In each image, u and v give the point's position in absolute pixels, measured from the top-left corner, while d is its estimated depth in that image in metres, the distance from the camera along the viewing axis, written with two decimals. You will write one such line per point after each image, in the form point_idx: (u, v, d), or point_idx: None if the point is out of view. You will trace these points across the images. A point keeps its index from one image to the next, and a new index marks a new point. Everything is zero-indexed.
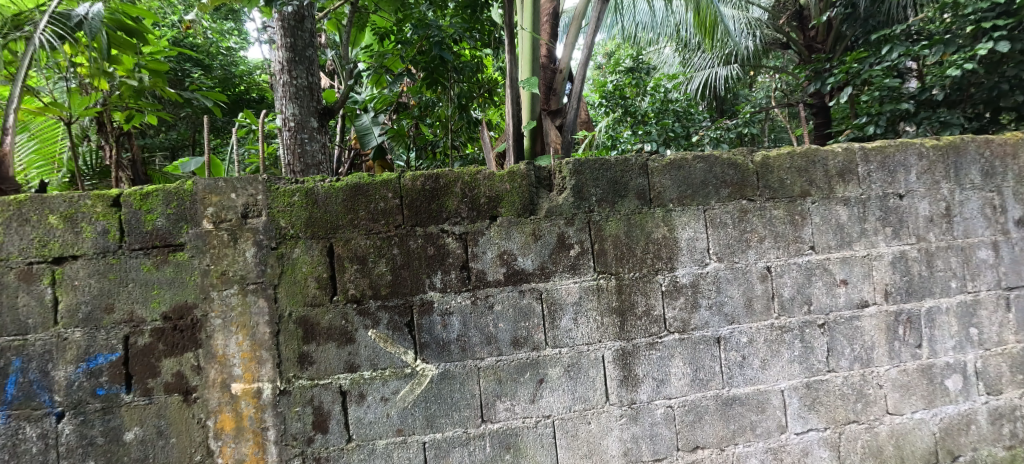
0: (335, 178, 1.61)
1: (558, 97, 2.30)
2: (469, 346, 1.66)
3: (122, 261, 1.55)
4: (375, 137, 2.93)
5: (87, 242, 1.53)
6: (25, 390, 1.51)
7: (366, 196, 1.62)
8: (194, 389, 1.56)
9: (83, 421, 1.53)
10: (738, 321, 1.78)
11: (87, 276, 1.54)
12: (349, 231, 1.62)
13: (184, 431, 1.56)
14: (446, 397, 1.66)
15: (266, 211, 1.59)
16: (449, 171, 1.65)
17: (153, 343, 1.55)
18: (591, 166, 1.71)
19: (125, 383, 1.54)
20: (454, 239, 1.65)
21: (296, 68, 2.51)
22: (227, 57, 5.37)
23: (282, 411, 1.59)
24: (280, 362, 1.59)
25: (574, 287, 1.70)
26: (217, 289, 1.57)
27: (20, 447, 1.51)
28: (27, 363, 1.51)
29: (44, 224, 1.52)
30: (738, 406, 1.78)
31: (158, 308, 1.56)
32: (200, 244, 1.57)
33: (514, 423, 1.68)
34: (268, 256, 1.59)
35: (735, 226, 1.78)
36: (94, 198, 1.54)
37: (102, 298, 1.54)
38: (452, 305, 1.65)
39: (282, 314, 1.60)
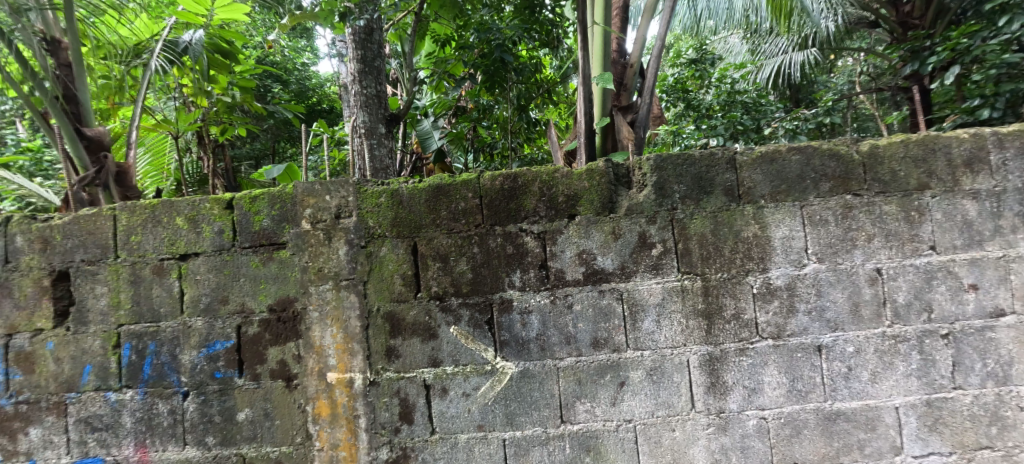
0: (418, 179, 1.68)
1: (629, 93, 2.22)
2: (549, 345, 1.66)
3: (235, 258, 1.72)
4: (435, 141, 3.08)
5: (206, 241, 1.72)
6: (158, 371, 1.72)
7: (447, 195, 1.68)
8: (296, 376, 1.70)
9: (204, 401, 1.71)
10: (842, 328, 1.62)
11: (206, 270, 1.72)
12: (432, 230, 1.68)
13: (288, 415, 1.71)
14: (526, 396, 1.67)
15: (356, 212, 1.70)
16: (527, 170, 1.66)
17: (261, 333, 1.71)
18: (673, 161, 1.64)
19: (238, 368, 1.71)
20: (533, 238, 1.66)
21: (365, 78, 2.64)
22: (302, 72, 5.88)
23: (372, 401, 1.69)
24: (369, 355, 1.69)
25: (656, 288, 1.64)
26: (315, 285, 1.70)
27: (156, 422, 1.72)
28: (160, 347, 1.72)
29: (172, 225, 1.73)
30: (842, 422, 1.62)
31: (265, 300, 1.71)
32: (300, 242, 1.70)
33: (595, 425, 1.65)
34: (359, 254, 1.70)
35: (838, 224, 1.62)
36: (212, 202, 1.73)
37: (219, 290, 1.72)
38: (532, 304, 1.66)
39: (371, 308, 1.69)
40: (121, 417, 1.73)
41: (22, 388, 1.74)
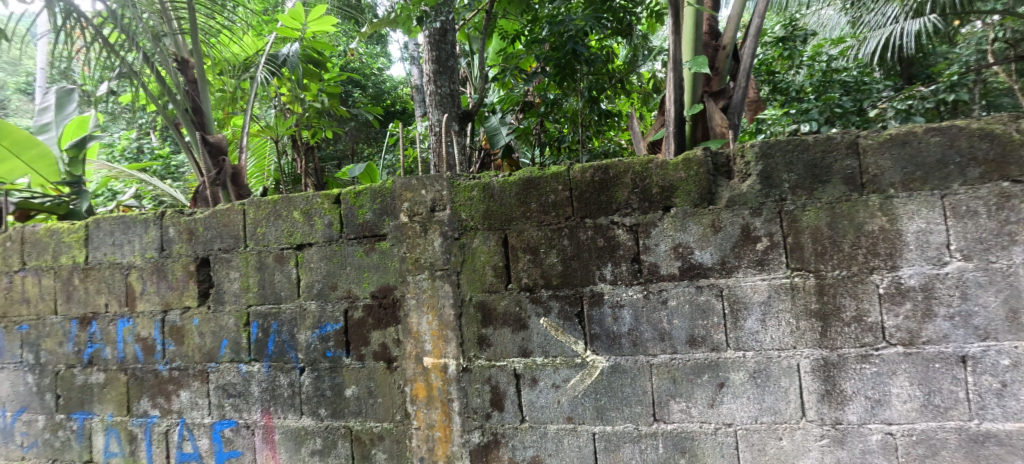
0: (508, 173, 1.69)
1: (721, 77, 2.05)
2: (641, 341, 1.60)
3: (342, 248, 1.85)
4: (503, 137, 3.20)
5: (318, 232, 1.87)
6: (280, 347, 1.92)
7: (536, 188, 1.67)
8: (396, 359, 1.81)
9: (317, 377, 1.88)
10: (996, 338, 1.37)
11: (318, 259, 1.87)
12: (522, 222, 1.68)
13: (389, 394, 1.82)
14: (617, 390, 1.63)
15: (450, 205, 1.75)
16: (619, 161, 1.60)
17: (364, 317, 1.83)
18: (782, 147, 1.49)
19: (346, 349, 1.85)
20: (625, 230, 1.60)
21: (439, 78, 2.81)
22: (375, 76, 6.65)
23: (465, 386, 1.74)
24: (462, 342, 1.74)
25: (761, 285, 1.50)
26: (412, 274, 1.78)
27: (278, 393, 1.92)
28: (281, 326, 1.92)
29: (291, 218, 1.91)
30: (993, 446, 1.39)
31: (368, 287, 1.83)
32: (399, 234, 1.79)
33: (690, 426, 1.57)
34: (452, 246, 1.75)
35: (992, 216, 1.37)
36: (323, 197, 1.87)
37: (329, 278, 1.87)
38: (623, 298, 1.61)
39: (464, 297, 1.74)
40: (251, 386, 1.96)
41: (176, 356, 2.06)
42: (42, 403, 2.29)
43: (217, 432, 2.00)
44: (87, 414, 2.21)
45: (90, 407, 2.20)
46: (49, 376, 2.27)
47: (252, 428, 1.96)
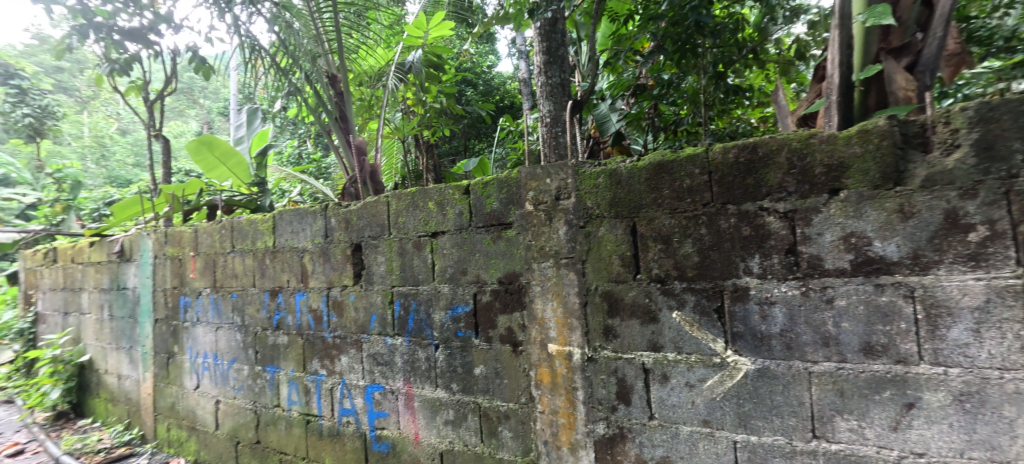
0: (638, 158, 1.76)
1: (906, 27, 1.68)
2: (798, 344, 1.50)
3: (471, 235, 2.16)
4: (612, 124, 3.32)
5: (450, 220, 2.23)
6: (417, 326, 2.36)
7: (669, 170, 1.70)
8: (521, 343, 2.02)
9: (450, 352, 2.23)
10: None
11: (450, 246, 2.23)
12: (652, 210, 1.73)
13: (515, 374, 2.04)
14: (765, 399, 1.54)
15: (575, 193, 1.88)
16: (770, 139, 1.55)
17: (492, 301, 2.10)
18: (1011, 108, 1.28)
19: (474, 330, 2.15)
20: (778, 218, 1.53)
21: (550, 69, 3.41)
22: (484, 76, 6.84)
23: (589, 376, 1.84)
24: (587, 332, 1.85)
25: (974, 285, 1.29)
26: (537, 261, 1.96)
27: (415, 362, 2.37)
28: (420, 306, 2.34)
29: (428, 207, 2.32)
30: None
31: (495, 273, 2.09)
32: (525, 222, 2.00)
33: (862, 449, 1.42)
34: (578, 234, 1.88)
35: None
36: (453, 188, 2.22)
37: (460, 264, 2.20)
38: (774, 295, 1.54)
39: (590, 287, 1.85)
40: (396, 355, 2.44)
41: (336, 326, 2.73)
42: (246, 355, 3.29)
43: (366, 392, 2.58)
44: (276, 367, 3.08)
45: (280, 362, 3.05)
46: (253, 336, 3.22)
47: (395, 392, 2.46)
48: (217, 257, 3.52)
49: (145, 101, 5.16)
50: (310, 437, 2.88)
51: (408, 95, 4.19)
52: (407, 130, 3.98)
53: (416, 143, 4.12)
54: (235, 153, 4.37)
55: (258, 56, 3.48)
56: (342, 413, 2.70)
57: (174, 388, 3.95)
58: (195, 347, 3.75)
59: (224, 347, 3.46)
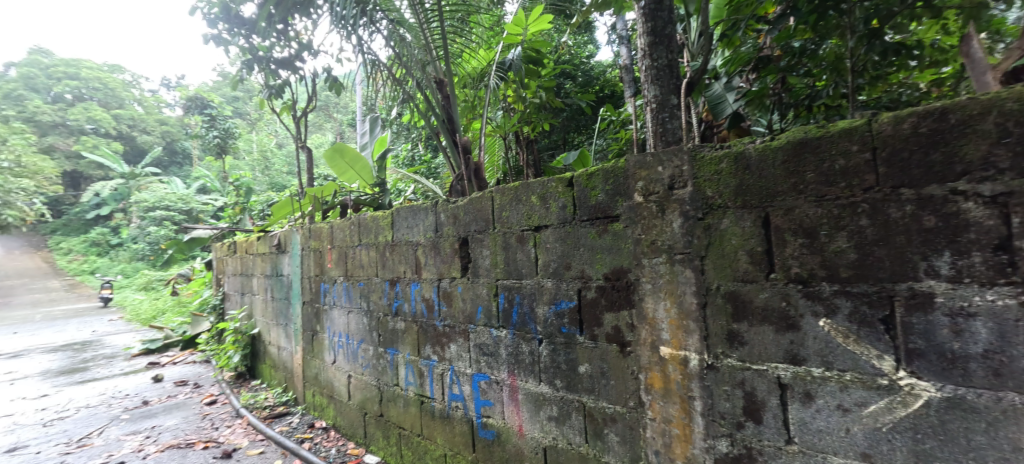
0: (773, 140, 2.06)
1: None
2: (1010, 367, 1.62)
3: (572, 228, 2.90)
4: (728, 105, 3.20)
5: (549, 214, 3.07)
6: (517, 321, 3.36)
7: (812, 146, 1.96)
8: (628, 344, 2.63)
9: (554, 348, 3.08)
10: None
11: (551, 241, 3.07)
12: (793, 200, 2.00)
13: (619, 371, 2.68)
14: (953, 435, 1.71)
15: (690, 178, 2.29)
16: (958, 104, 1.70)
17: (596, 296, 2.80)
18: None
19: (577, 328, 2.92)
20: (981, 205, 1.65)
21: (656, 51, 3.02)
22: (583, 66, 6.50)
23: (709, 386, 2.24)
24: (707, 335, 2.25)
25: None
26: (647, 254, 2.44)
27: (518, 352, 3.34)
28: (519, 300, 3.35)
29: (528, 201, 3.24)
30: None
31: (599, 269, 2.78)
32: (634, 213, 2.52)
33: None
34: (696, 224, 2.27)
35: None
36: (556, 182, 3.02)
37: (560, 258, 3.02)
38: (977, 305, 1.66)
39: (709, 285, 2.24)
40: (501, 346, 3.50)
41: (446, 314, 4.09)
42: (372, 337, 5.17)
43: (476, 381, 3.75)
44: (395, 349, 4.80)
45: (399, 345, 4.75)
46: (378, 319, 5.05)
47: (500, 385, 3.53)
48: (349, 250, 5.56)
49: (296, 118, 7.38)
50: (424, 413, 4.40)
51: (507, 94, 5.00)
52: (507, 127, 4.92)
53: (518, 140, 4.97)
54: (360, 159, 6.25)
55: (381, 70, 4.68)
56: (454, 397, 4.01)
57: (318, 361, 6.25)
58: (333, 327, 5.91)
59: (355, 329, 5.46)
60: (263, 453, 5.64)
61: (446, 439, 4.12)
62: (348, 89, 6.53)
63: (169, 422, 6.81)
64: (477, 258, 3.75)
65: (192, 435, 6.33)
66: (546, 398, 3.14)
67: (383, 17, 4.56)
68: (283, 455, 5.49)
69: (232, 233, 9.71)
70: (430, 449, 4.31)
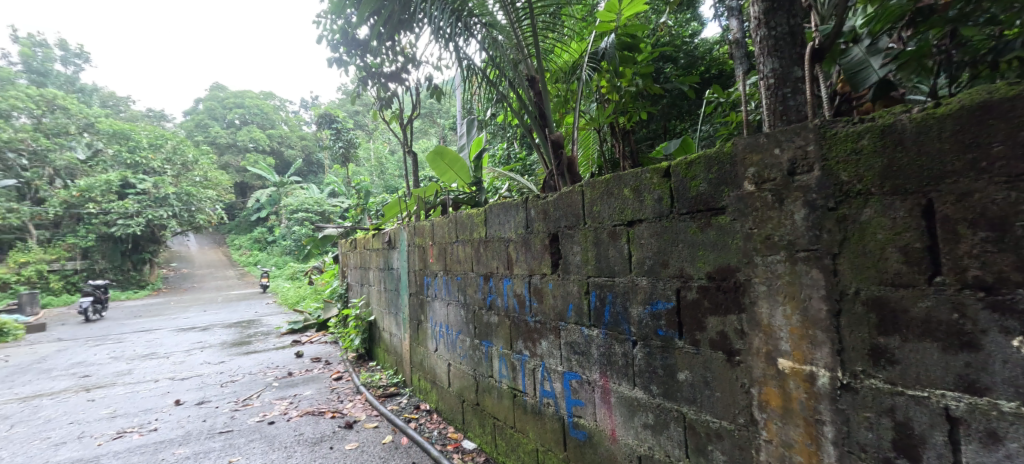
0: (937, 104, 1.90)
1: None
2: None
3: (672, 222, 2.97)
4: (875, 71, 2.75)
5: (647, 209, 3.13)
6: (614, 322, 3.39)
7: (1001, 109, 1.77)
8: (738, 352, 2.65)
9: (648, 351, 3.15)
10: None
11: (648, 236, 3.13)
12: (967, 178, 1.83)
13: (725, 382, 2.72)
14: None
15: (816, 162, 2.17)
16: None
17: (699, 299, 2.83)
18: None
19: (678, 332, 2.96)
20: None
21: (774, 18, 2.58)
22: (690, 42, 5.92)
23: (846, 410, 2.11)
24: (842, 350, 2.12)
25: None
26: (763, 254, 2.34)
27: (611, 352, 3.42)
28: (615, 299, 3.38)
29: (623, 196, 3.29)
30: None
31: (704, 267, 2.80)
32: (747, 206, 2.42)
33: None
34: (829, 218, 2.13)
35: None
36: (654, 174, 3.07)
37: (659, 256, 3.07)
38: None
39: (846, 294, 2.09)
40: (593, 345, 3.57)
41: (537, 310, 4.11)
42: (468, 328, 5.15)
43: (567, 379, 3.82)
44: (490, 343, 4.78)
45: (493, 338, 4.72)
46: (473, 312, 5.04)
47: (592, 385, 3.61)
48: (447, 246, 5.53)
49: (402, 124, 7.67)
50: (517, 407, 4.41)
51: (603, 84, 4.65)
52: (603, 119, 4.40)
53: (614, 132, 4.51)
54: (459, 160, 6.19)
55: (475, 73, 4.83)
56: (545, 394, 4.07)
57: (421, 349, 6.39)
58: (434, 318, 5.96)
59: (453, 320, 5.47)
60: (377, 428, 5.93)
61: (539, 434, 4.14)
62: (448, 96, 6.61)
63: (307, 391, 7.47)
64: (567, 254, 3.78)
65: (323, 405, 6.87)
66: (641, 403, 3.22)
67: (475, 22, 4.68)
68: (393, 432, 5.73)
69: (353, 228, 10.35)
70: (522, 442, 4.35)
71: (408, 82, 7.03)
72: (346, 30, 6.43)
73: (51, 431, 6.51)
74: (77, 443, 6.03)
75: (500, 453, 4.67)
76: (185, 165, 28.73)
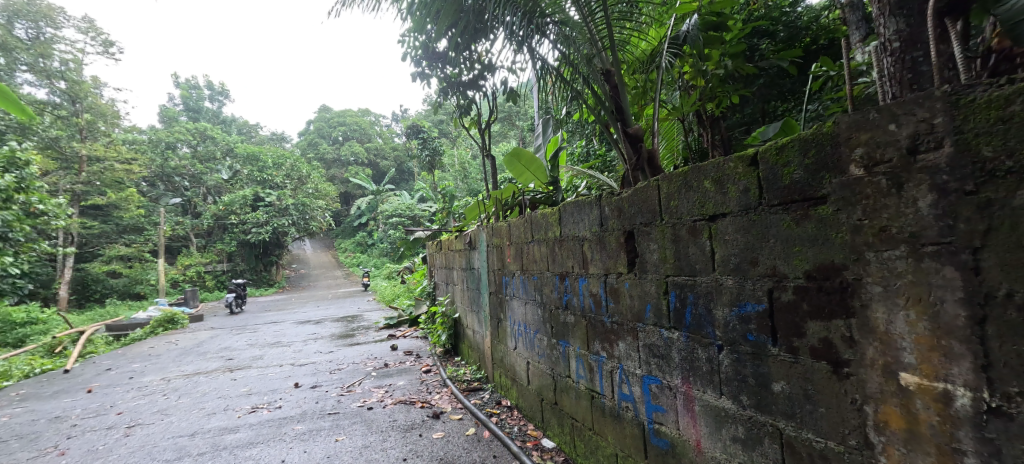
0: None
1: None
2: None
3: (761, 215, 2.60)
4: None
5: (732, 202, 2.77)
6: (697, 325, 3.05)
7: None
8: (847, 363, 2.27)
9: (736, 358, 2.79)
10: None
11: (733, 232, 2.77)
12: None
13: (830, 396, 2.34)
14: None
15: (944, 139, 1.89)
16: None
17: (796, 300, 2.45)
18: None
19: (772, 338, 2.58)
20: None
21: None
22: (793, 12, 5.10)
23: (992, 437, 1.84)
24: (984, 365, 1.83)
25: None
26: (879, 248, 2.07)
27: (694, 357, 3.08)
28: (697, 300, 3.04)
29: (704, 189, 2.95)
30: None
31: (802, 265, 2.42)
32: (854, 195, 2.16)
33: None
34: (967, 204, 1.84)
35: None
36: (738, 162, 2.72)
37: (747, 254, 2.70)
38: None
39: (988, 299, 1.80)
40: (674, 349, 3.25)
41: (614, 310, 3.82)
42: (546, 327, 4.94)
43: (646, 383, 3.52)
44: (567, 343, 4.54)
45: (570, 339, 4.48)
46: (550, 311, 4.82)
47: (673, 391, 3.28)
48: (524, 245, 5.35)
49: (480, 130, 7.60)
50: (595, 409, 4.14)
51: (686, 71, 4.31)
52: (687, 108, 4.19)
53: (701, 120, 4.32)
54: (536, 160, 5.95)
55: (550, 72, 4.76)
56: (623, 397, 3.78)
57: (502, 347, 6.26)
58: (513, 317, 5.82)
59: (530, 318, 5.28)
60: (462, 420, 5.86)
61: (618, 438, 3.85)
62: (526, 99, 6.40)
63: (401, 382, 7.59)
64: (644, 252, 3.48)
65: (415, 395, 6.94)
66: (729, 414, 2.87)
67: (548, 22, 4.64)
68: (476, 425, 5.64)
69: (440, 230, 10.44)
70: (601, 445, 4.08)
71: (486, 88, 6.93)
72: (427, 45, 6.57)
73: (203, 403, 7.30)
74: (222, 415, 6.73)
75: (579, 454, 4.42)
76: (300, 178, 31.42)
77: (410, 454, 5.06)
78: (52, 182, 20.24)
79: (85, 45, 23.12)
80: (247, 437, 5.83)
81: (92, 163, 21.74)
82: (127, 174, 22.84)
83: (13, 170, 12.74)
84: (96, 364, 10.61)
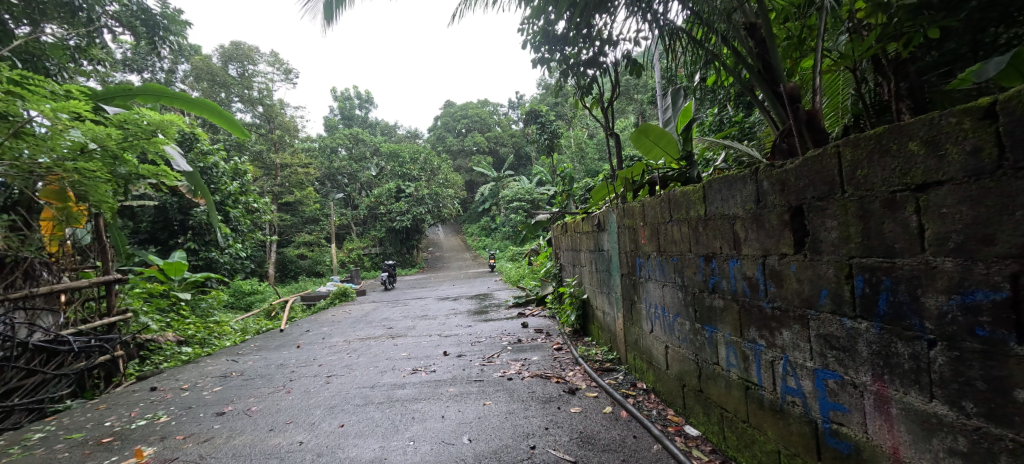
0: None
1: None
2: None
3: (1002, 181, 2.15)
4: None
5: (952, 167, 2.29)
6: (895, 315, 2.56)
7: None
8: None
9: (957, 356, 2.34)
10: None
11: (954, 205, 2.29)
12: None
13: None
14: None
15: None
16: None
17: None
18: None
19: (1015, 334, 2.15)
20: None
21: None
22: None
23: None
24: None
25: None
26: None
27: (890, 352, 2.60)
28: (895, 286, 2.54)
29: (909, 151, 2.43)
30: None
31: None
32: None
33: None
34: None
35: None
36: (963, 118, 2.23)
37: (975, 230, 2.24)
38: None
39: None
40: (860, 342, 2.75)
41: (776, 295, 3.33)
42: (688, 311, 4.53)
43: (820, 378, 3.03)
44: (714, 329, 4.10)
45: (717, 323, 4.04)
46: (693, 294, 4.41)
47: (859, 389, 2.80)
48: (661, 226, 4.95)
49: (603, 109, 7.24)
50: (749, 402, 3.69)
51: (861, 8, 3.48)
52: (858, 55, 3.43)
53: (880, 67, 3.49)
54: (666, 134, 5.52)
55: (679, 35, 4.48)
56: (788, 391, 3.30)
57: (637, 331, 5.96)
58: (649, 299, 5.47)
59: (669, 301, 4.91)
60: (598, 398, 5.70)
61: (781, 435, 3.38)
62: (650, 71, 6.08)
63: (535, 357, 7.65)
64: (818, 231, 2.95)
65: (550, 370, 6.93)
66: (943, 422, 2.42)
67: None
68: (612, 404, 5.44)
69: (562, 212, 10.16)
70: (758, 440, 3.63)
71: (607, 65, 6.51)
72: (546, 28, 6.29)
73: (376, 362, 8.08)
74: (391, 373, 7.40)
75: (729, 447, 4.01)
76: (433, 170, 33.22)
77: (552, 424, 5.06)
78: (261, 186, 24.04)
79: (273, 75, 26.64)
80: (413, 393, 6.38)
81: (283, 167, 25.05)
82: (306, 175, 26.05)
83: (238, 179, 15.50)
84: (299, 327, 12.21)
